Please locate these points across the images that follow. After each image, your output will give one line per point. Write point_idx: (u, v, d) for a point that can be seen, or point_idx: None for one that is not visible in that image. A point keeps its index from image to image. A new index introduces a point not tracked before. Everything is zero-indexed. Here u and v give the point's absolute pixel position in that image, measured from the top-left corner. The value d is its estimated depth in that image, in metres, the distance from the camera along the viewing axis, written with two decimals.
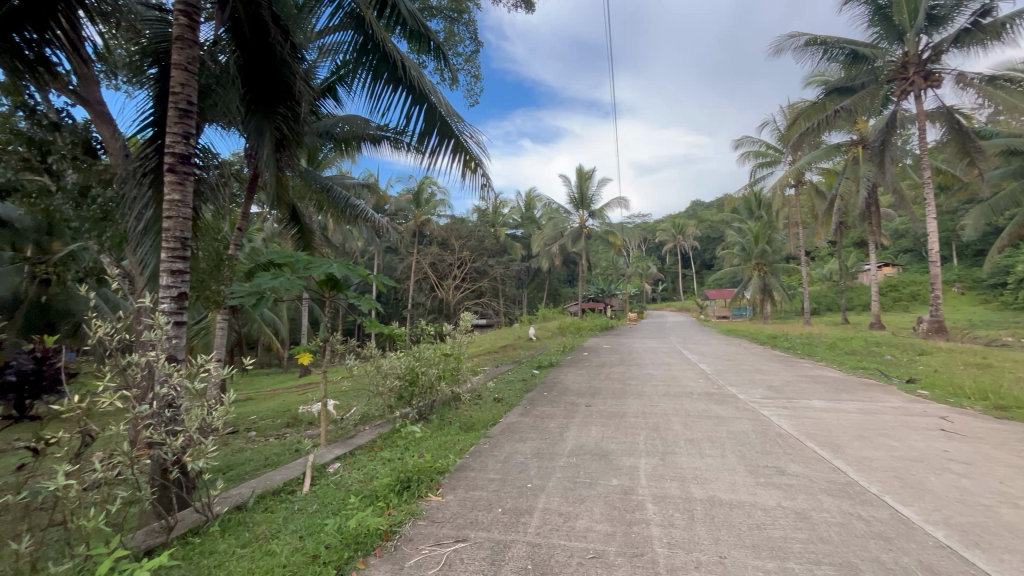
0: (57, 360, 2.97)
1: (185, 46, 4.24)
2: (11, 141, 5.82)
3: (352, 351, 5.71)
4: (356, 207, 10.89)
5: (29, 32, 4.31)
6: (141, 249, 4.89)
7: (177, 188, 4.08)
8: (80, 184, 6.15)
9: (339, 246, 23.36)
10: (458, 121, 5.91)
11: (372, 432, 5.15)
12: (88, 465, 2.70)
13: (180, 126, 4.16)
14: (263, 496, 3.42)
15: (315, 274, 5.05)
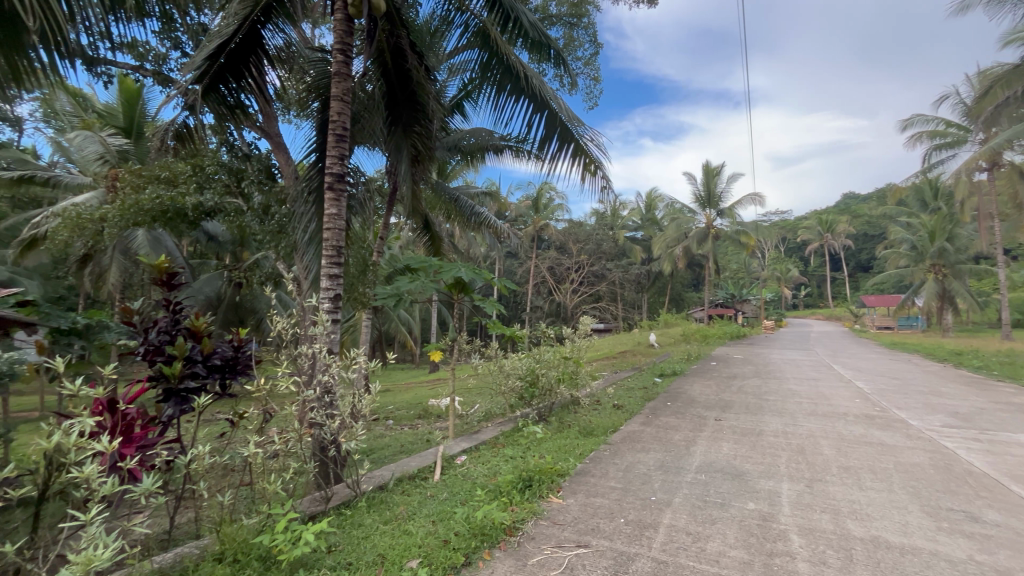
0: (248, 349, 3.65)
1: (341, 80, 4.88)
2: (218, 171, 7.28)
3: (477, 351, 6.03)
4: (480, 215, 11.49)
5: (231, 82, 5.35)
6: (306, 257, 5.73)
7: (334, 203, 4.70)
8: (264, 204, 7.47)
9: (463, 252, 24.82)
10: (579, 125, 5.93)
11: (495, 429, 5.38)
12: (270, 439, 3.23)
13: (337, 149, 4.80)
14: (401, 479, 3.77)
15: (445, 278, 5.36)
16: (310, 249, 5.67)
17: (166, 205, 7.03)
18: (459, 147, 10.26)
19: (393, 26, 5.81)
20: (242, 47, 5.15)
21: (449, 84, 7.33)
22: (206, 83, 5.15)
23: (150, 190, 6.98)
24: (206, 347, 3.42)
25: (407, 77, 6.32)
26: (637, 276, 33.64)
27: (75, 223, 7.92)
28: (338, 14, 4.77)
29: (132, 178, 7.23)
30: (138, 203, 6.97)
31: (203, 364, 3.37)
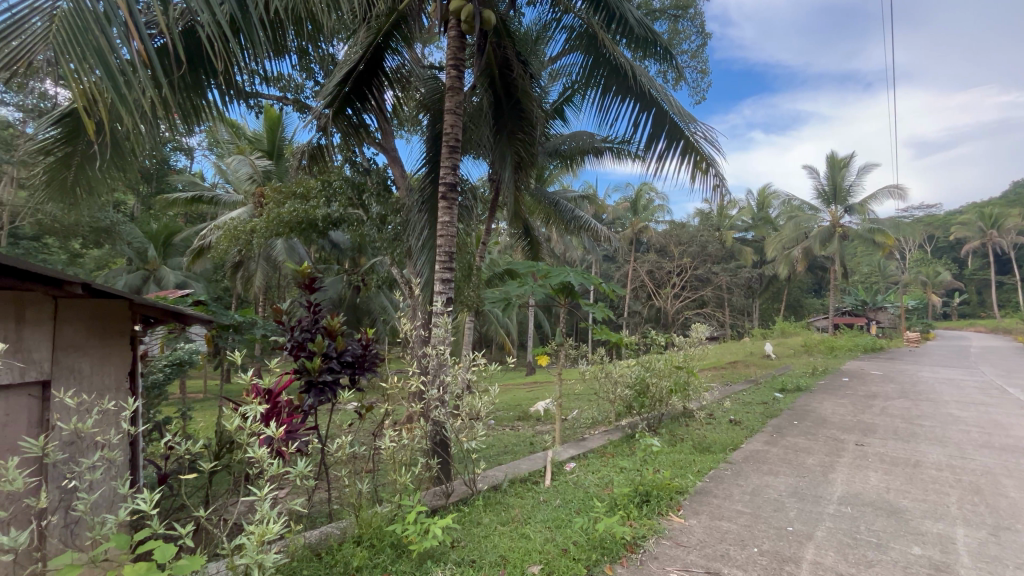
0: (374, 350, 3.90)
1: (454, 94, 5.11)
2: (344, 185, 8.02)
3: (583, 356, 5.95)
4: (580, 219, 11.41)
5: (356, 104, 5.84)
6: (419, 263, 6.01)
7: (447, 211, 4.91)
8: (381, 214, 8.07)
9: (559, 256, 24.78)
10: (689, 121, 5.62)
11: (603, 437, 5.26)
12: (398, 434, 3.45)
13: (450, 160, 5.03)
14: (513, 481, 3.83)
15: (553, 282, 5.34)
16: (422, 255, 5.96)
17: (302, 217, 7.92)
18: (559, 152, 10.26)
19: (500, 38, 5.97)
20: (367, 70, 5.63)
21: (552, 88, 7.35)
22: (336, 107, 5.71)
23: (289, 204, 7.91)
24: (339, 345, 3.76)
25: (513, 86, 6.45)
26: (748, 280, 31.03)
27: (232, 234, 9.24)
28: (452, 32, 4.98)
29: (276, 195, 8.26)
30: (280, 216, 7.93)
31: (337, 361, 3.71)
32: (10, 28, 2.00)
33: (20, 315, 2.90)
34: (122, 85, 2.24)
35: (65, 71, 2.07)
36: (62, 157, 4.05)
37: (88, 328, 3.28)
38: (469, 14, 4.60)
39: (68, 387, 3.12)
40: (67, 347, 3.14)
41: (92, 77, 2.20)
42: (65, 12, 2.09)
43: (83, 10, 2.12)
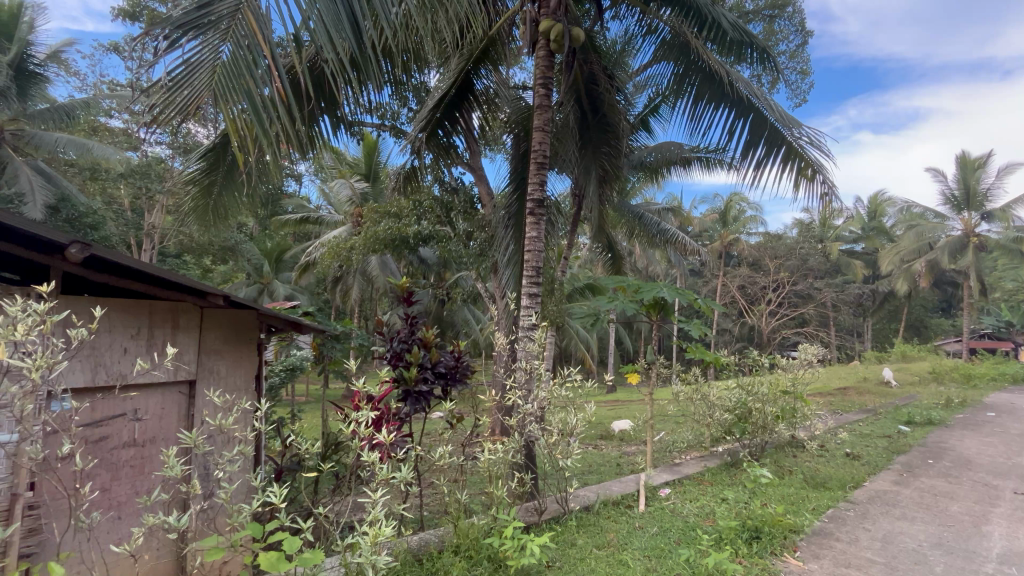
0: (465, 361, 3.97)
1: (542, 111, 5.12)
2: (433, 204, 8.41)
3: (676, 376, 5.66)
4: (666, 232, 10.99)
5: (446, 127, 6.07)
6: (504, 278, 6.04)
7: (535, 226, 4.89)
8: (467, 230, 8.33)
9: (642, 271, 24.01)
10: (792, 125, 5.23)
11: (698, 464, 4.95)
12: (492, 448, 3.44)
13: (538, 176, 5.03)
14: (605, 503, 3.71)
15: (645, 298, 5.14)
16: (507, 269, 5.98)
17: (395, 235, 8.42)
18: (643, 164, 9.99)
19: (586, 54, 6.01)
20: (458, 95, 5.86)
21: (637, 100, 7.22)
22: (428, 130, 5.94)
23: (383, 223, 8.46)
24: (433, 356, 3.90)
25: (599, 101, 6.42)
26: (857, 296, 27.90)
27: (334, 251, 10.05)
28: (541, 52, 5.03)
29: (372, 215, 8.89)
30: (376, 234, 8.50)
31: (431, 371, 3.86)
32: (184, 79, 2.33)
33: (175, 323, 3.41)
34: (263, 118, 2.53)
35: (222, 111, 2.39)
36: (203, 186, 4.65)
37: (225, 336, 3.71)
38: (559, 33, 4.64)
39: (209, 386, 3.58)
40: (210, 352, 3.60)
41: (239, 113, 2.51)
42: (225, 62, 2.41)
43: (238, 58, 2.45)
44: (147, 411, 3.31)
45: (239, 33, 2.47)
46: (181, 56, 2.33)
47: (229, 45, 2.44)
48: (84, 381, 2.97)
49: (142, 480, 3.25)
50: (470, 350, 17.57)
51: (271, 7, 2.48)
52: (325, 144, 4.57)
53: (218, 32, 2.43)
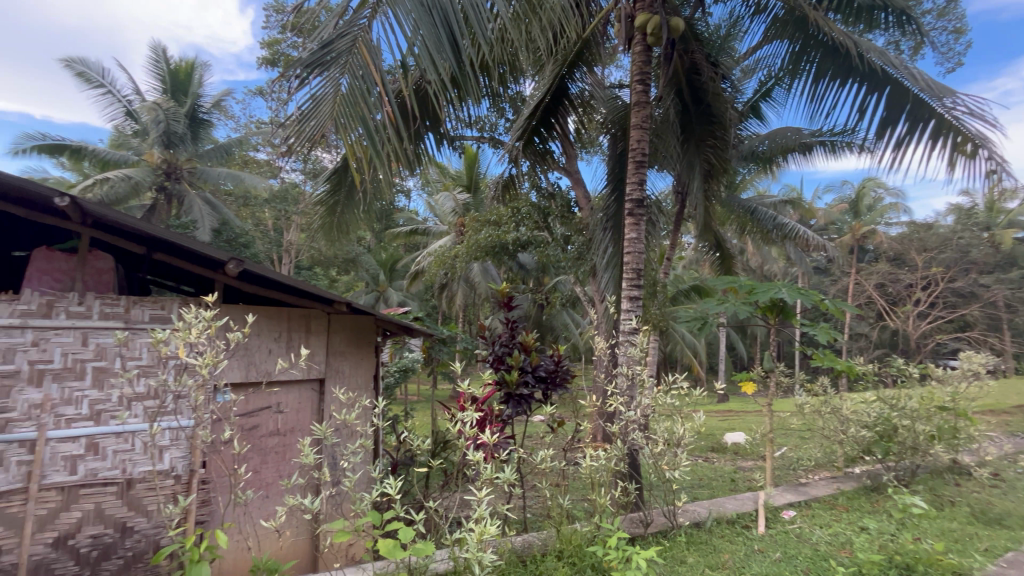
0: (565, 365, 3.96)
1: (640, 108, 4.88)
2: (531, 211, 8.52)
3: (800, 386, 5.10)
4: (784, 226, 9.98)
5: (542, 134, 6.13)
6: (603, 281, 5.80)
7: (634, 227, 4.70)
8: (565, 235, 8.30)
9: (756, 270, 22.04)
10: (943, 94, 4.46)
11: (830, 485, 4.40)
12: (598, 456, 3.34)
13: (637, 175, 4.82)
14: (719, 521, 3.46)
15: (760, 299, 4.70)
16: (607, 272, 5.72)
17: (495, 242, 8.68)
18: (755, 154, 9.20)
19: (686, 44, 5.71)
20: (553, 101, 5.90)
21: (745, 87, 6.67)
22: (524, 138, 6.02)
23: (484, 231, 8.76)
24: (533, 360, 3.95)
25: (702, 91, 6.05)
26: None
27: (440, 260, 10.66)
28: (637, 48, 4.83)
29: (474, 224, 9.26)
30: (477, 241, 8.83)
31: (532, 375, 3.91)
32: (310, 112, 2.64)
33: (308, 326, 3.87)
34: (375, 140, 2.79)
35: (342, 138, 2.67)
36: (329, 206, 5.24)
37: (348, 339, 4.11)
38: (656, 25, 4.45)
39: (336, 384, 4.00)
40: (336, 353, 4.02)
41: (356, 138, 2.78)
42: (344, 92, 2.68)
43: (354, 89, 2.71)
44: (287, 405, 3.80)
45: (355, 66, 2.75)
46: (309, 92, 2.65)
47: (346, 78, 2.71)
48: (240, 376, 3.50)
49: (284, 465, 3.73)
50: (569, 355, 17.54)
51: (381, 39, 2.73)
52: (429, 159, 4.89)
53: (338, 68, 2.72)
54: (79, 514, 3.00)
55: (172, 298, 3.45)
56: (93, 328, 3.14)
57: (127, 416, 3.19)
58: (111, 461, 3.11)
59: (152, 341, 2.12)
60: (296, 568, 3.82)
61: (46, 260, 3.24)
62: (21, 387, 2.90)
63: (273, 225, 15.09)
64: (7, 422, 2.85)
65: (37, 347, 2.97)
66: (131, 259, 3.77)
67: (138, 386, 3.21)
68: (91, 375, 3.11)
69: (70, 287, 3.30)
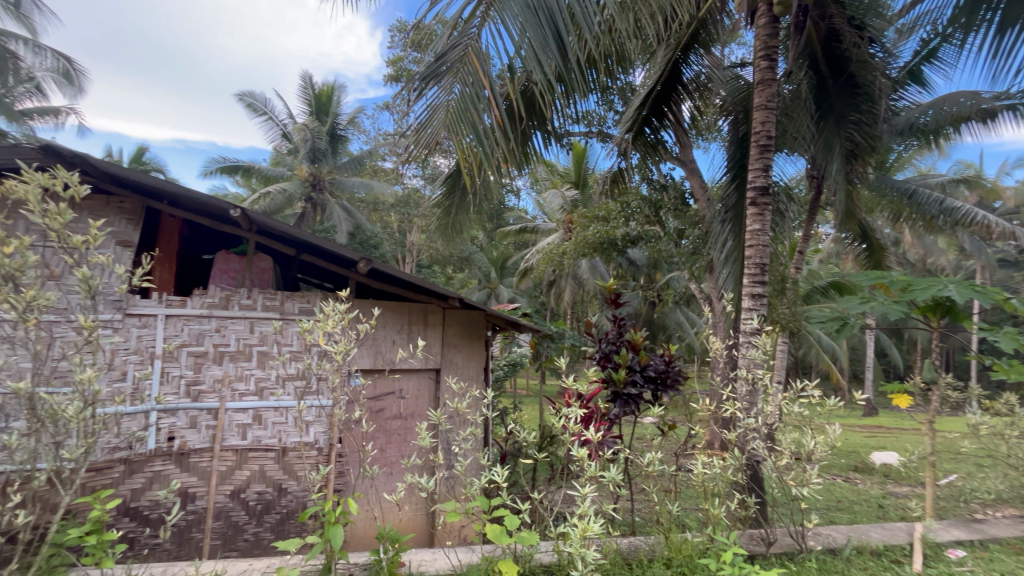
0: (677, 365, 3.80)
1: (765, 87, 4.37)
2: (642, 204, 8.16)
3: (974, 402, 4.24)
4: (956, 209, 8.33)
5: (654, 123, 5.86)
6: (722, 277, 5.34)
7: (758, 218, 4.26)
8: (679, 228, 7.85)
9: (917, 263, 18.73)
10: None
11: (1017, 526, 3.61)
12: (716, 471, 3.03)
13: (761, 161, 4.35)
14: (860, 551, 3.04)
15: (919, 298, 3.99)
16: (726, 268, 5.25)
17: (603, 238, 8.36)
18: (915, 127, 7.82)
19: (824, 9, 4.98)
20: (666, 88, 5.60)
21: (901, 50, 5.69)
22: (634, 130, 5.80)
23: (592, 228, 8.48)
24: (642, 359, 3.82)
25: (844, 60, 5.30)
26: None
27: (549, 257, 10.76)
28: (762, 20, 4.35)
29: (582, 220, 9.18)
30: (585, 238, 8.66)
31: (640, 374, 3.79)
32: (427, 122, 2.85)
33: (426, 320, 4.19)
34: (484, 143, 2.92)
35: (454, 142, 2.83)
36: (444, 208, 5.58)
37: (461, 333, 4.36)
38: None
39: (451, 374, 4.27)
40: (450, 345, 4.30)
41: (466, 141, 2.93)
42: (455, 100, 2.84)
43: (465, 95, 2.86)
44: (408, 391, 4.16)
45: (466, 73, 2.89)
46: (426, 102, 2.86)
47: (458, 86, 2.87)
48: (369, 363, 3.91)
49: (405, 446, 4.09)
50: (684, 355, 16.59)
51: (490, 46, 2.88)
52: (538, 158, 4.96)
53: (450, 76, 2.89)
54: (249, 472, 3.61)
55: (315, 293, 3.97)
56: (257, 317, 3.75)
57: (282, 393, 3.76)
58: (271, 431, 3.69)
59: (298, 330, 2.46)
60: (416, 541, 4.18)
61: (224, 262, 3.91)
62: (208, 365, 3.57)
63: (397, 228, 16.47)
64: (199, 392, 3.53)
65: (219, 332, 3.62)
66: (285, 260, 4.40)
67: (290, 368, 3.77)
68: (256, 357, 3.70)
69: (241, 284, 3.95)
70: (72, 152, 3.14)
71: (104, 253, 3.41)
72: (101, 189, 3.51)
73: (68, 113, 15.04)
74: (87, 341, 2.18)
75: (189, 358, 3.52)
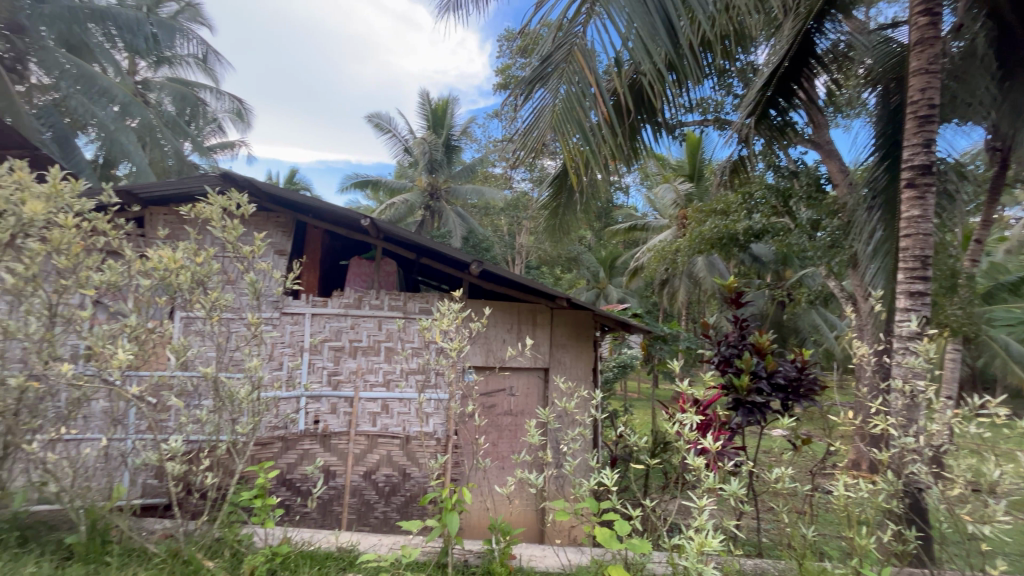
0: (811, 372, 3.41)
1: (925, 48, 3.70)
2: (766, 194, 7.38)
3: None
4: None
5: (781, 104, 5.27)
6: (869, 274, 4.46)
7: (916, 203, 3.61)
8: (813, 219, 6.97)
9: None
10: None
11: None
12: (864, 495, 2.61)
13: (920, 135, 3.67)
14: None
15: None
16: (875, 262, 4.41)
17: (723, 233, 7.77)
18: None
19: None
20: (795, 63, 5.01)
21: None
22: (758, 113, 5.28)
23: (709, 222, 7.94)
24: (769, 365, 3.45)
25: None
26: None
27: (660, 255, 10.28)
28: None
29: (697, 215, 8.62)
30: (701, 233, 8.09)
31: (767, 381, 3.43)
32: (534, 125, 2.91)
33: (534, 320, 4.27)
34: (591, 142, 2.89)
35: (561, 142, 2.83)
36: (552, 209, 5.62)
37: (569, 332, 4.35)
38: None
39: (560, 374, 4.29)
40: (559, 345, 4.32)
41: (573, 142, 2.93)
42: (561, 102, 2.85)
43: (571, 95, 2.86)
44: (518, 389, 4.28)
45: (571, 72, 2.89)
46: (533, 106, 2.92)
47: (564, 86, 2.87)
48: (481, 360, 4.12)
49: (516, 441, 4.21)
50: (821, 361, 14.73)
51: (596, 41, 2.85)
52: (648, 153, 4.76)
53: (556, 77, 2.90)
54: (378, 456, 3.99)
55: (433, 294, 4.26)
56: (384, 316, 4.13)
57: (405, 385, 4.10)
58: (396, 419, 4.05)
59: (419, 327, 2.67)
60: (526, 535, 4.28)
61: (357, 266, 4.38)
62: (345, 357, 4.03)
63: (507, 231, 17.00)
64: (338, 381, 4.01)
65: (353, 329, 4.07)
66: (408, 264, 4.80)
67: (412, 363, 4.10)
68: (384, 352, 4.09)
69: (370, 286, 4.39)
70: (244, 178, 3.76)
71: (267, 261, 4.06)
72: (264, 207, 4.16)
73: (240, 145, 18.03)
74: (255, 334, 2.62)
75: (330, 352, 4.01)
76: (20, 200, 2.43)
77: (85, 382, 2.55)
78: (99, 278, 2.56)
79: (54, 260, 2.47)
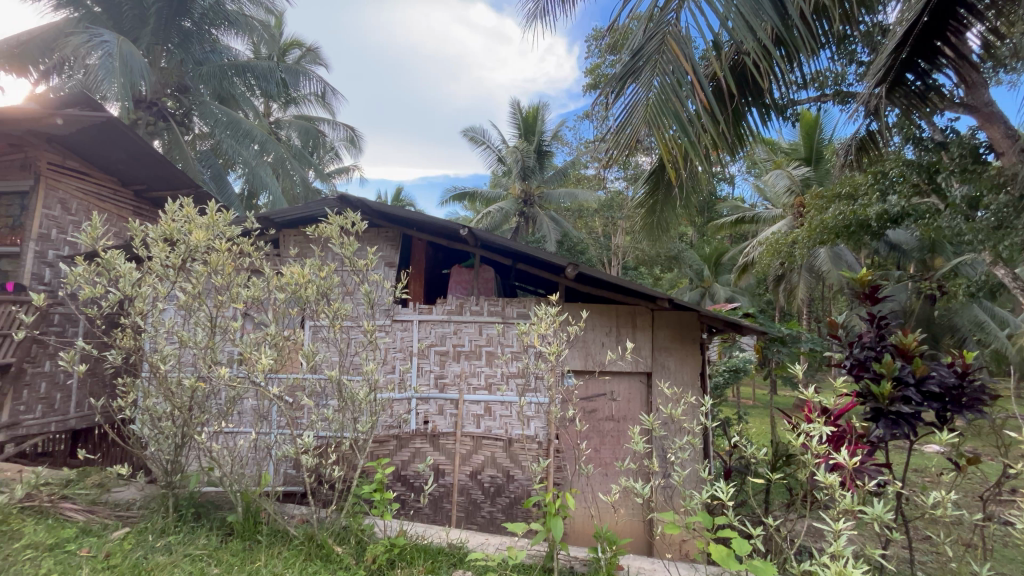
0: (974, 375, 2.95)
1: None
2: (905, 172, 6.23)
3: None
4: None
5: (921, 65, 4.58)
6: None
7: None
8: (969, 196, 5.83)
9: None
10: None
11: None
12: None
13: None
14: None
15: None
16: None
17: (850, 220, 6.90)
18: None
19: None
20: (938, 16, 4.24)
21: None
22: (891, 81, 4.62)
23: (833, 209, 7.14)
24: (919, 370, 2.94)
25: None
26: None
27: (774, 249, 9.40)
28: None
29: (817, 202, 7.75)
30: (823, 222, 7.23)
31: (916, 389, 2.91)
32: (626, 122, 2.81)
33: (634, 322, 4.13)
34: (689, 132, 2.72)
35: (656, 135, 2.70)
36: (648, 207, 5.38)
37: (672, 334, 4.14)
38: None
39: (663, 378, 4.10)
40: (661, 348, 4.14)
41: (669, 134, 2.78)
42: (654, 95, 2.72)
43: (665, 86, 2.72)
44: (619, 393, 4.17)
45: (665, 62, 2.76)
46: (625, 102, 2.84)
47: (657, 79, 2.74)
48: (580, 363, 4.07)
49: (620, 447, 4.10)
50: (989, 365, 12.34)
51: (690, 26, 2.72)
52: (755, 138, 4.37)
53: (648, 69, 2.79)
54: (482, 457, 4.12)
55: (530, 298, 4.29)
56: (484, 321, 4.27)
57: (506, 388, 4.18)
58: (499, 421, 4.16)
59: (518, 331, 2.71)
60: (634, 546, 4.14)
61: (458, 274, 4.58)
62: (450, 361, 4.24)
63: (602, 232, 16.70)
64: (444, 384, 4.22)
65: (456, 334, 4.27)
66: (505, 270, 4.94)
67: (512, 366, 4.18)
68: (485, 356, 4.23)
69: (470, 293, 4.57)
70: (358, 200, 4.14)
71: (379, 272, 4.41)
72: (374, 223, 4.53)
73: (354, 169, 19.93)
74: (370, 340, 2.86)
75: (436, 356, 4.25)
76: (187, 230, 2.90)
77: (238, 383, 2.97)
78: (246, 293, 2.98)
79: (213, 279, 2.93)
